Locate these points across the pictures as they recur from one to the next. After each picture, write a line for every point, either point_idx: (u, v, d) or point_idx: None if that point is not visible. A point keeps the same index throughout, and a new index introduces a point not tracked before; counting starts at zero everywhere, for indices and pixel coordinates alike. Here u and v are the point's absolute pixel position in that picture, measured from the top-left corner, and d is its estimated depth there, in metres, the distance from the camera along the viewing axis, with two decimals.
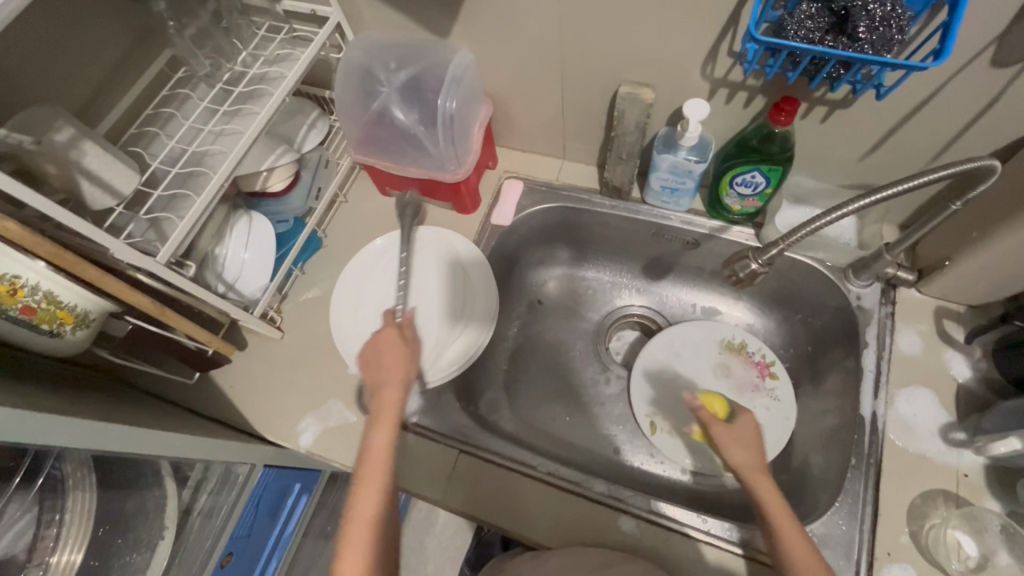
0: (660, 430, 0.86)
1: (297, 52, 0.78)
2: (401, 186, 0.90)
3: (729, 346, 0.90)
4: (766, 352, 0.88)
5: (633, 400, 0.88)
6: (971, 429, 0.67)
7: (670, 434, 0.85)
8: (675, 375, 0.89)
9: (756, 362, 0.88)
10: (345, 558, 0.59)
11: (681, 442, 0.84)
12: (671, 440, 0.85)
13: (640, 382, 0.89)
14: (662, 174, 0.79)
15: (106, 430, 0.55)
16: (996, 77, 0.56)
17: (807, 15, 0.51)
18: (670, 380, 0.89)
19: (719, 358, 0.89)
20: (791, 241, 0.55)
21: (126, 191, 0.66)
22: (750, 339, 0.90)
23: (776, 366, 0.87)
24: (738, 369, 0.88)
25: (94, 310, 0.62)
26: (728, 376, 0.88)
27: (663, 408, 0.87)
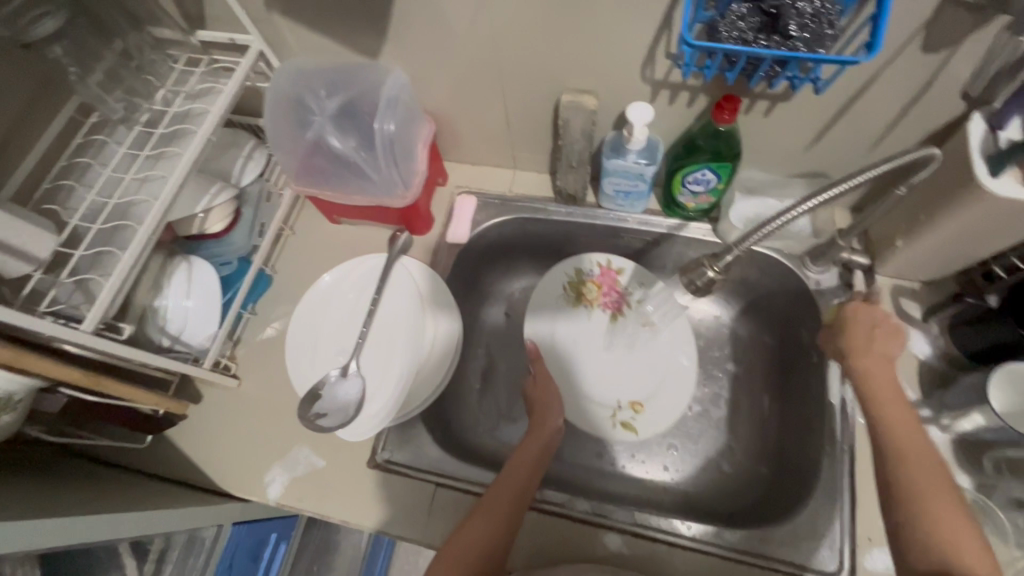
0: (634, 418, 0.83)
1: (220, 85, 0.74)
2: (351, 213, 0.86)
3: (574, 289, 0.91)
4: (599, 260, 0.90)
5: (594, 429, 0.83)
6: (936, 406, 0.68)
7: (640, 413, 0.83)
8: (589, 376, 0.86)
9: (603, 276, 0.90)
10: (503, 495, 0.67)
11: (657, 413, 0.82)
12: (648, 415, 0.82)
13: (570, 406, 0.84)
14: (614, 178, 0.77)
15: (42, 526, 0.50)
16: (929, 62, 0.56)
17: (739, 16, 0.50)
18: (589, 380, 0.86)
19: (584, 308, 0.90)
20: (743, 245, 0.53)
21: (42, 255, 0.61)
22: (580, 264, 0.91)
23: (617, 262, 0.90)
24: (598, 302, 0.90)
25: (19, 390, 0.57)
26: (597, 318, 0.90)
27: (612, 408, 0.84)
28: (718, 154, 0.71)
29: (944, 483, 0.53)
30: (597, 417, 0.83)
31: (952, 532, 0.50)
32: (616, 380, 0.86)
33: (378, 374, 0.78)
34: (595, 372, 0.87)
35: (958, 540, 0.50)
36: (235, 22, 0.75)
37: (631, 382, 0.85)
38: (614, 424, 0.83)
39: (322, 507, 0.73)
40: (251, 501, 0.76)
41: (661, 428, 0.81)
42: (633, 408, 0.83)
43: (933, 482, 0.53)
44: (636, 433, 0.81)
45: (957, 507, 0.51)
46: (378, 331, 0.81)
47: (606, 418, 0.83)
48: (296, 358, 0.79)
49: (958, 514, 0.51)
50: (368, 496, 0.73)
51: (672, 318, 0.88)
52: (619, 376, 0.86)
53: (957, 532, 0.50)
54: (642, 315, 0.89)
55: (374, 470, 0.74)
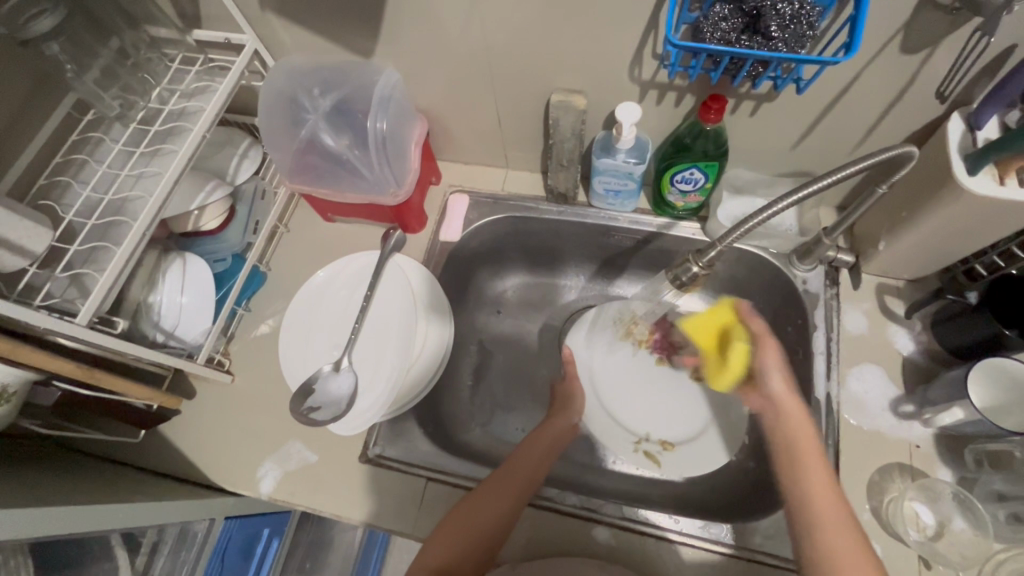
0: (660, 452, 0.80)
1: (216, 83, 0.75)
2: (345, 211, 0.87)
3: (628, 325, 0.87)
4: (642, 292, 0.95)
5: (615, 449, 0.81)
6: (918, 400, 0.69)
7: (668, 451, 0.80)
8: (627, 403, 0.84)
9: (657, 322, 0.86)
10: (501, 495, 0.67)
11: (689, 457, 0.79)
12: (676, 456, 0.80)
13: (601, 426, 0.83)
14: (604, 177, 0.79)
15: (34, 515, 0.51)
16: (908, 63, 0.57)
17: (721, 17, 0.52)
18: (624, 407, 0.84)
19: (630, 345, 0.86)
20: (728, 241, 0.54)
21: (38, 250, 0.62)
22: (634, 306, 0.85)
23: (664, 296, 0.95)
24: (648, 344, 0.86)
25: (14, 381, 0.57)
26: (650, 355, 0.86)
27: (640, 436, 0.82)
28: (704, 153, 0.72)
29: (844, 533, 0.55)
30: (623, 441, 0.82)
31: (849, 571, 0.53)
32: (655, 415, 0.83)
33: (369, 372, 0.79)
34: (632, 400, 0.84)
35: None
36: (230, 22, 0.76)
37: (668, 420, 0.83)
38: (638, 451, 0.81)
39: (314, 501, 0.74)
40: (244, 495, 0.77)
41: (687, 472, 0.78)
42: (664, 445, 0.81)
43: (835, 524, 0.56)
44: (659, 467, 0.79)
45: (860, 559, 0.54)
46: (374, 333, 0.81)
47: (631, 444, 0.81)
48: (291, 354, 0.80)
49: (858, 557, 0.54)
50: (359, 490, 0.74)
51: None
52: (658, 410, 0.83)
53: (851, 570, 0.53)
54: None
55: (365, 465, 0.75)
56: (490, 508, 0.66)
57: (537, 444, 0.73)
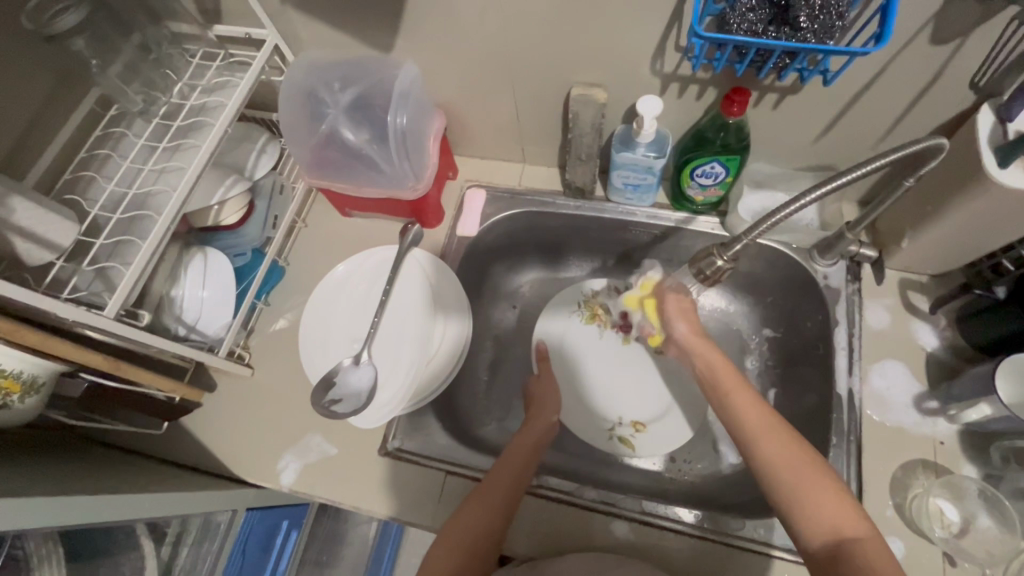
0: (634, 435, 0.86)
1: (237, 77, 0.75)
2: (362, 206, 0.87)
3: (589, 309, 0.95)
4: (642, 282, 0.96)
5: (593, 440, 0.86)
6: (942, 396, 0.68)
7: (640, 431, 0.86)
8: (594, 389, 0.90)
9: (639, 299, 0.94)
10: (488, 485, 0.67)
11: (660, 435, 0.86)
12: (648, 436, 0.86)
13: (576, 416, 0.88)
14: (623, 171, 0.78)
15: (64, 502, 0.52)
16: (937, 54, 0.56)
17: (749, 8, 0.51)
18: (596, 393, 0.90)
19: (597, 327, 0.94)
20: (753, 235, 0.53)
21: (65, 243, 0.63)
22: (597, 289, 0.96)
23: None
24: (612, 325, 0.94)
25: (43, 373, 0.58)
26: (609, 338, 0.94)
27: (614, 423, 0.87)
28: (726, 146, 0.71)
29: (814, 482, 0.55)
30: (598, 428, 0.87)
31: (808, 497, 0.54)
32: (622, 398, 0.89)
33: (387, 366, 0.79)
34: (603, 385, 0.90)
35: (812, 486, 0.55)
36: (250, 17, 0.76)
37: (637, 402, 0.89)
38: (612, 437, 0.86)
39: (334, 494, 0.75)
40: (265, 487, 0.78)
41: (660, 450, 0.85)
42: (635, 426, 0.87)
43: (778, 441, 0.59)
44: (633, 450, 0.85)
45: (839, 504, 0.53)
46: (386, 331, 0.81)
47: (606, 432, 0.86)
48: (308, 347, 0.80)
49: (810, 466, 0.57)
50: (378, 483, 0.74)
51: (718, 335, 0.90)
52: (626, 393, 0.90)
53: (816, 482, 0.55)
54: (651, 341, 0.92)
55: (384, 458, 0.75)
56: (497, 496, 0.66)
57: (526, 440, 0.75)
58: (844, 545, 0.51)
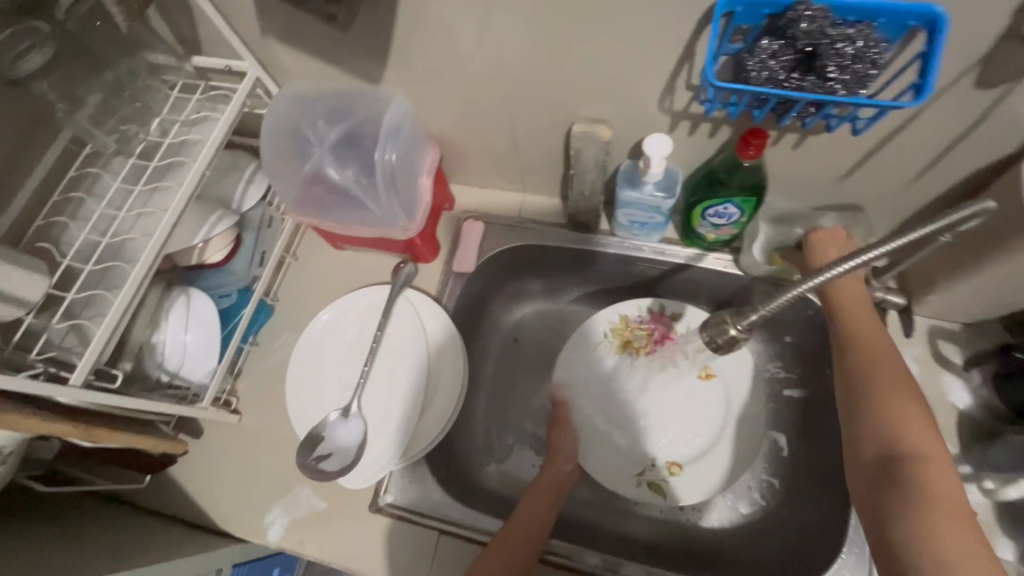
0: (667, 478, 0.79)
1: (216, 112, 0.71)
2: (356, 242, 0.82)
3: (619, 336, 0.86)
4: (646, 305, 0.86)
5: (617, 487, 0.79)
6: (975, 462, 0.63)
7: (675, 474, 0.79)
8: (620, 428, 0.83)
9: (651, 323, 0.86)
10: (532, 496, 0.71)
11: (698, 477, 0.78)
12: (684, 479, 0.78)
13: (599, 461, 0.81)
14: (630, 209, 0.73)
15: None
16: (982, 98, 0.50)
17: (769, 54, 0.45)
18: (624, 433, 0.82)
19: (629, 355, 0.86)
20: (771, 307, 0.48)
21: (34, 298, 0.60)
22: (625, 312, 0.86)
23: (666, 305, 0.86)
24: (645, 351, 0.86)
25: (9, 443, 0.55)
26: (641, 367, 0.85)
27: (643, 466, 0.80)
28: (740, 187, 0.66)
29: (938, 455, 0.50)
30: (625, 473, 0.80)
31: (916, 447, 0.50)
32: (654, 434, 0.82)
33: (379, 414, 0.75)
34: (633, 423, 0.83)
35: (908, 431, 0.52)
36: (231, 47, 0.71)
37: (674, 440, 0.81)
38: (642, 482, 0.79)
39: (323, 552, 0.71)
40: (252, 542, 0.74)
41: (697, 494, 0.77)
42: (671, 467, 0.79)
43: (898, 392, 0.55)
44: (667, 497, 0.78)
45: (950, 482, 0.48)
46: (379, 373, 0.78)
47: (633, 478, 0.79)
48: (298, 392, 0.77)
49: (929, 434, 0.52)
50: (369, 540, 0.71)
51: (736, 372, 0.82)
52: (662, 431, 0.82)
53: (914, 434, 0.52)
54: (698, 364, 0.84)
55: (376, 514, 0.72)
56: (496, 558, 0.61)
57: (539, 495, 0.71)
58: (899, 468, 0.50)
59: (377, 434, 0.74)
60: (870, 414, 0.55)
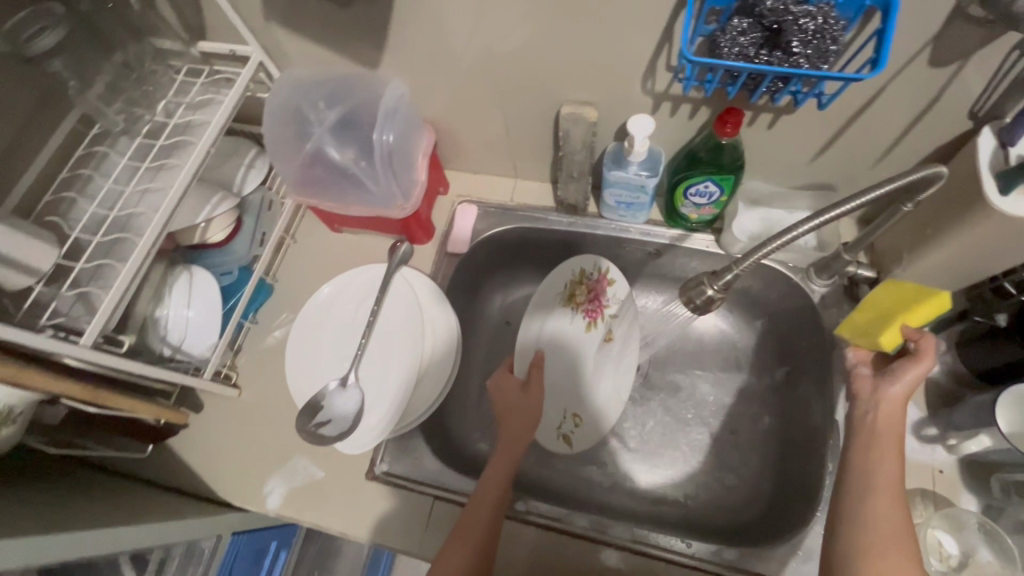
0: (575, 431, 0.80)
1: (220, 95, 0.74)
2: (354, 223, 0.86)
3: (570, 288, 0.85)
4: (598, 265, 0.83)
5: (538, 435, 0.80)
6: (942, 424, 0.66)
7: (577, 426, 0.80)
8: (554, 382, 0.82)
9: (595, 282, 0.83)
10: (493, 470, 0.68)
11: (595, 432, 0.79)
12: (585, 432, 0.79)
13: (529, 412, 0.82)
14: (616, 190, 0.77)
15: (41, 539, 0.51)
16: (937, 77, 0.54)
17: (740, 32, 0.49)
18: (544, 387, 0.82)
19: (570, 309, 0.85)
20: (745, 264, 0.52)
21: (45, 267, 0.62)
22: (583, 264, 0.84)
23: (613, 272, 0.83)
24: (582, 307, 0.84)
25: (19, 403, 0.57)
26: (579, 321, 0.84)
27: (561, 417, 0.81)
28: (720, 167, 0.70)
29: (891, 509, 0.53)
30: (543, 425, 0.81)
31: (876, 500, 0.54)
32: (573, 389, 0.82)
33: (375, 385, 0.78)
34: (554, 379, 0.82)
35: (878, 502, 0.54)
36: (235, 34, 0.75)
37: (585, 395, 0.81)
38: (556, 435, 0.80)
39: (321, 519, 0.74)
40: (251, 511, 0.77)
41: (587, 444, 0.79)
42: (575, 420, 0.80)
43: (880, 456, 0.57)
44: (570, 448, 0.79)
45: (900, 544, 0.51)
46: (376, 348, 0.80)
47: (553, 431, 0.80)
48: (295, 365, 0.79)
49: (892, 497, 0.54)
50: (366, 508, 0.74)
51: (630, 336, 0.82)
52: (575, 387, 0.82)
53: (881, 503, 0.54)
54: (604, 330, 0.83)
55: (373, 482, 0.74)
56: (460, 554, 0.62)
57: (498, 470, 0.68)
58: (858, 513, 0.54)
59: (372, 401, 0.77)
60: (849, 475, 0.57)
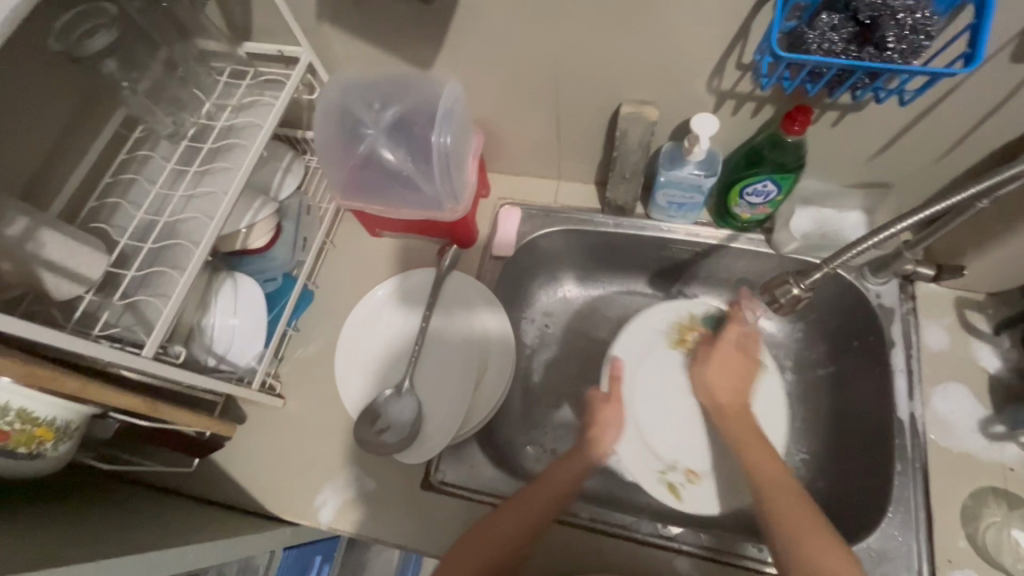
0: (684, 485, 0.77)
1: (267, 96, 0.71)
2: (396, 227, 0.84)
3: (680, 329, 0.85)
4: (710, 309, 0.86)
5: (637, 477, 0.76)
6: (1010, 421, 0.67)
7: (690, 484, 0.77)
8: (670, 426, 0.80)
9: (709, 330, 0.84)
10: (548, 479, 0.66)
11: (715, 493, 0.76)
12: (698, 492, 0.76)
13: (632, 455, 0.78)
14: (669, 190, 0.76)
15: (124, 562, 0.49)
16: (1015, 73, 0.55)
17: (830, 27, 0.49)
18: (656, 430, 0.80)
19: (680, 352, 0.84)
20: (832, 264, 0.57)
21: (95, 276, 0.59)
22: (694, 309, 0.86)
23: (728, 320, 0.85)
24: (696, 354, 0.84)
25: (75, 418, 0.54)
26: (693, 367, 0.83)
27: (666, 465, 0.78)
28: (781, 164, 0.69)
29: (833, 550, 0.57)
30: (647, 468, 0.77)
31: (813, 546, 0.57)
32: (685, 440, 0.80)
33: (433, 390, 0.78)
34: (668, 426, 0.80)
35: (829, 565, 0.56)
36: (284, 34, 0.73)
37: (696, 449, 0.79)
38: (660, 481, 0.76)
39: (378, 531, 0.72)
40: (302, 525, 0.74)
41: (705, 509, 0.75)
42: (689, 473, 0.78)
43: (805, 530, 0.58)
44: (678, 501, 0.75)
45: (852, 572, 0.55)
46: (433, 352, 0.80)
47: (655, 473, 0.76)
48: (346, 372, 0.77)
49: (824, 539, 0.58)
50: (425, 520, 0.72)
51: (770, 397, 0.81)
52: (686, 440, 0.80)
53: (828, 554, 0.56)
54: (737, 387, 0.82)
55: (428, 492, 0.72)
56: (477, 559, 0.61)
57: (556, 485, 0.65)
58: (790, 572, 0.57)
59: (429, 402, 0.77)
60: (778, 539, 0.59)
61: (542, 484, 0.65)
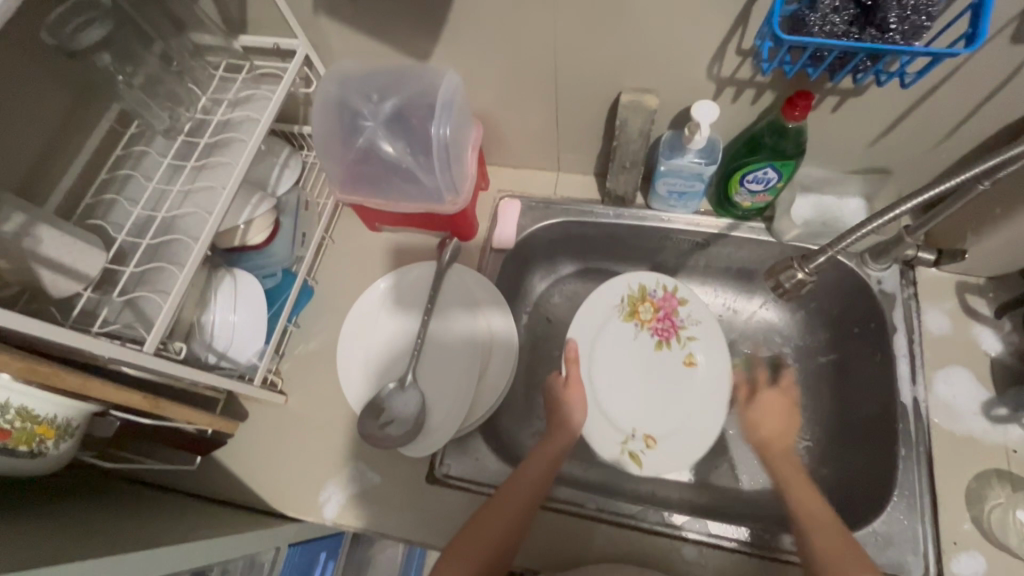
0: (644, 451, 0.76)
1: (264, 90, 0.70)
2: (395, 221, 0.83)
3: (631, 303, 0.84)
4: (663, 283, 0.84)
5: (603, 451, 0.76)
6: (1013, 403, 0.68)
7: (649, 447, 0.77)
8: (624, 390, 0.80)
9: (661, 300, 0.84)
10: (530, 467, 0.67)
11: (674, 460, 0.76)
12: (659, 454, 0.76)
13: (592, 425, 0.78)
14: (670, 179, 0.76)
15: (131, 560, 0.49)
16: (1015, 54, 0.55)
17: (832, 9, 0.49)
18: (613, 398, 0.80)
19: (633, 325, 0.84)
20: (838, 248, 0.56)
21: (92, 272, 0.58)
22: (644, 281, 0.84)
23: (681, 291, 0.84)
24: (649, 324, 0.83)
25: (75, 416, 0.54)
26: (644, 340, 0.83)
27: (626, 435, 0.78)
28: (781, 152, 0.69)
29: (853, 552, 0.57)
30: (609, 439, 0.77)
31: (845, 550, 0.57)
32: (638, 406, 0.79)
33: (436, 382, 0.77)
34: (624, 391, 0.80)
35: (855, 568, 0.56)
36: (280, 26, 0.72)
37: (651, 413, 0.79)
38: (620, 450, 0.76)
39: (383, 526, 0.71)
40: (307, 521, 0.74)
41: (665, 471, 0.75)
42: (647, 438, 0.77)
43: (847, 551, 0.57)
44: (641, 468, 0.75)
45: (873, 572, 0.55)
46: (436, 344, 0.80)
47: (617, 445, 0.77)
48: (347, 367, 0.77)
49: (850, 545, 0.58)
50: (431, 514, 0.71)
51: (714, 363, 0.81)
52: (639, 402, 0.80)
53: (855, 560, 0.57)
54: (687, 352, 0.82)
55: (433, 485, 0.72)
56: (475, 551, 0.61)
57: (536, 469, 0.67)
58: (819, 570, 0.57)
59: (432, 393, 0.77)
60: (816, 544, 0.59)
61: (528, 468, 0.67)
